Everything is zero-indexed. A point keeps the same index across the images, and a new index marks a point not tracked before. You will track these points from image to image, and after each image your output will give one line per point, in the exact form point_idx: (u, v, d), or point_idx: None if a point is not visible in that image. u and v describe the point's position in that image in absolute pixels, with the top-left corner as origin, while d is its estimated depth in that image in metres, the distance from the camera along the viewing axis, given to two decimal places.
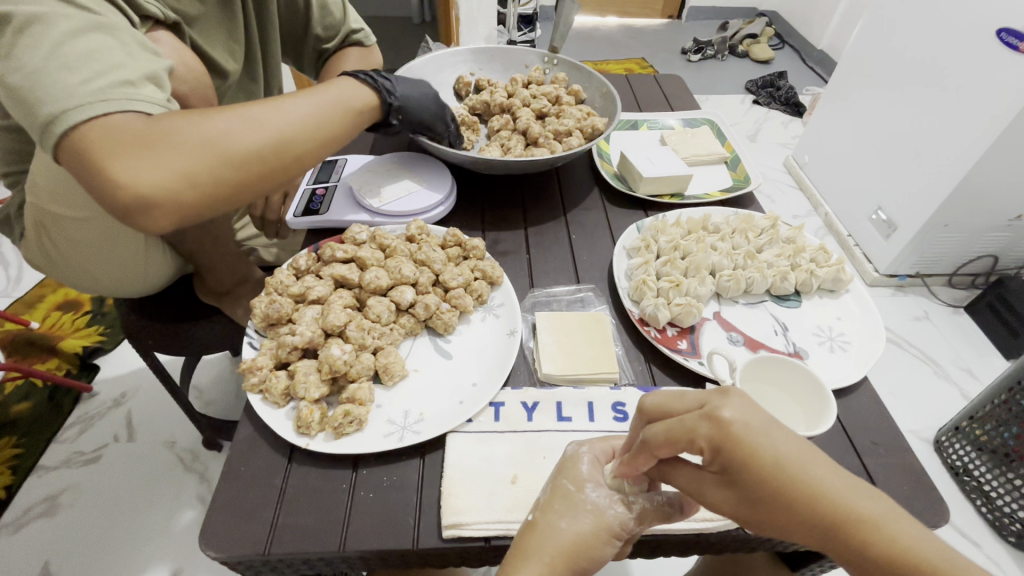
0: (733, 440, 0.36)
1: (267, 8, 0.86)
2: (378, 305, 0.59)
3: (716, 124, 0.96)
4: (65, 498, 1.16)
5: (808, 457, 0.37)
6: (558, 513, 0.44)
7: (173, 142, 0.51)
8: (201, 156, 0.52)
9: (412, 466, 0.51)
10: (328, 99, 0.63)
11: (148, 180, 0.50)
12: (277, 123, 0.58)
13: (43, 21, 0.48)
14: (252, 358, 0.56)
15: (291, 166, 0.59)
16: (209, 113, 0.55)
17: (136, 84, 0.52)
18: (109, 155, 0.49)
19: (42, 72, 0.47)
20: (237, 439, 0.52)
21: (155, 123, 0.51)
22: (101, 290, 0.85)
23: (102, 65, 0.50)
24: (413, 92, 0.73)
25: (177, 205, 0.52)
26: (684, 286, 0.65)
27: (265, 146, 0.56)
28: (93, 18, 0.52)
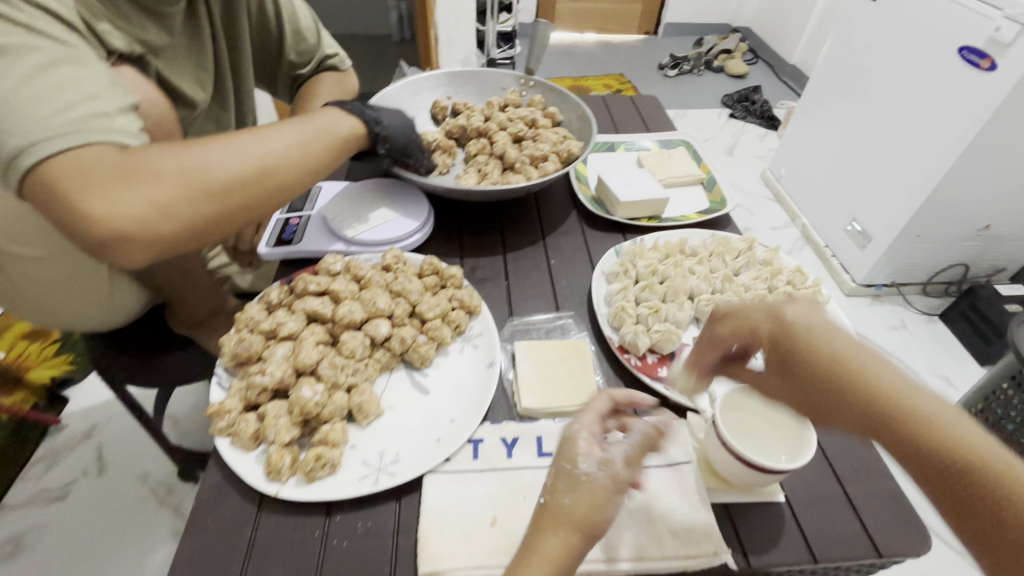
0: (790, 330, 0.44)
1: (238, 35, 0.85)
2: (352, 340, 0.58)
3: (692, 144, 0.97)
4: (32, 538, 1.12)
5: (868, 360, 0.40)
6: (557, 491, 0.44)
7: (149, 174, 0.50)
8: (181, 186, 0.51)
9: (388, 511, 0.49)
10: (314, 127, 0.62)
11: (121, 213, 0.48)
12: (260, 153, 0.56)
13: (9, 54, 0.46)
14: (219, 401, 0.53)
15: (272, 196, 0.58)
16: (188, 144, 0.53)
17: (110, 116, 0.51)
18: (80, 190, 0.47)
19: (8, 102, 0.45)
20: (204, 488, 0.50)
21: (129, 156, 0.49)
22: (64, 326, 0.83)
23: (75, 97, 0.48)
24: (397, 120, 0.72)
25: (153, 238, 0.50)
26: (663, 312, 0.65)
27: (248, 175, 0.55)
28: (63, 51, 0.50)
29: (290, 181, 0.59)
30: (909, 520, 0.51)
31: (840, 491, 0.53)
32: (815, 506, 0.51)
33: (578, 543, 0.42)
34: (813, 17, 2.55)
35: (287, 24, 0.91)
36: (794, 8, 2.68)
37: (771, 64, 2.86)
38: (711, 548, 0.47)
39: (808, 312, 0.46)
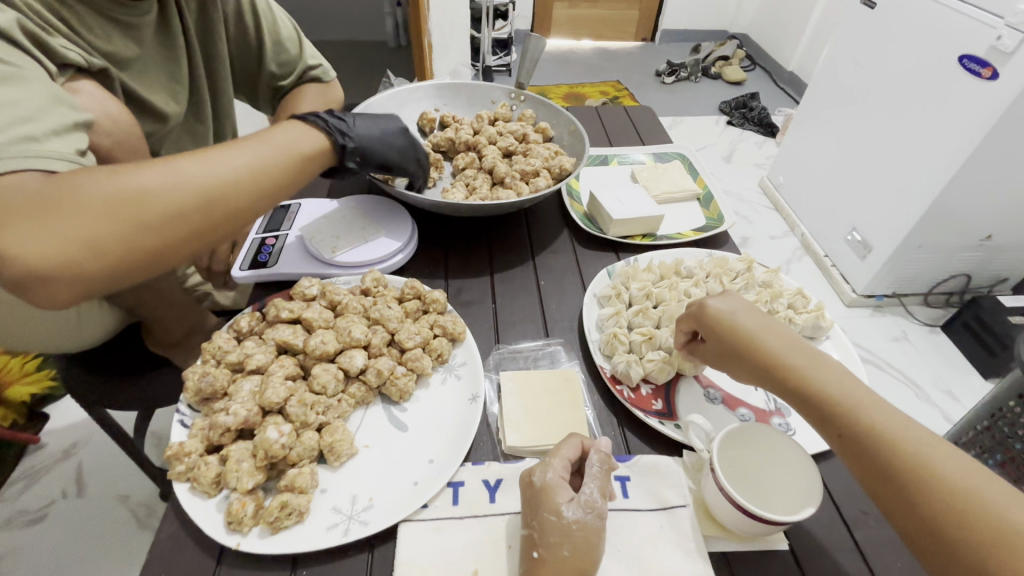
0: (726, 328, 0.51)
1: (215, 46, 0.82)
2: (324, 374, 0.54)
3: (688, 158, 0.94)
4: (5, 563, 1.07)
5: (783, 342, 0.48)
6: (548, 542, 0.43)
7: (78, 205, 0.45)
8: (113, 216, 0.47)
9: (359, 564, 0.45)
10: (268, 147, 0.58)
11: (45, 248, 0.44)
12: (204, 176, 0.52)
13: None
14: (179, 442, 0.49)
15: (222, 220, 0.53)
16: (127, 169, 0.49)
17: (43, 139, 0.47)
18: (1, 225, 0.43)
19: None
20: (159, 539, 0.46)
21: (58, 183, 0.45)
22: (27, 347, 0.80)
23: (5, 119, 0.45)
24: (373, 130, 0.68)
25: (82, 275, 0.46)
26: (658, 338, 0.61)
27: (192, 200, 0.50)
28: (2, 68, 0.47)
29: (241, 204, 0.54)
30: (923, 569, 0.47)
31: (849, 538, 0.49)
32: (822, 555, 0.48)
33: None
34: (810, 24, 2.53)
35: (267, 33, 0.88)
36: (791, 14, 2.66)
37: (769, 70, 2.84)
38: None
39: (731, 304, 0.52)
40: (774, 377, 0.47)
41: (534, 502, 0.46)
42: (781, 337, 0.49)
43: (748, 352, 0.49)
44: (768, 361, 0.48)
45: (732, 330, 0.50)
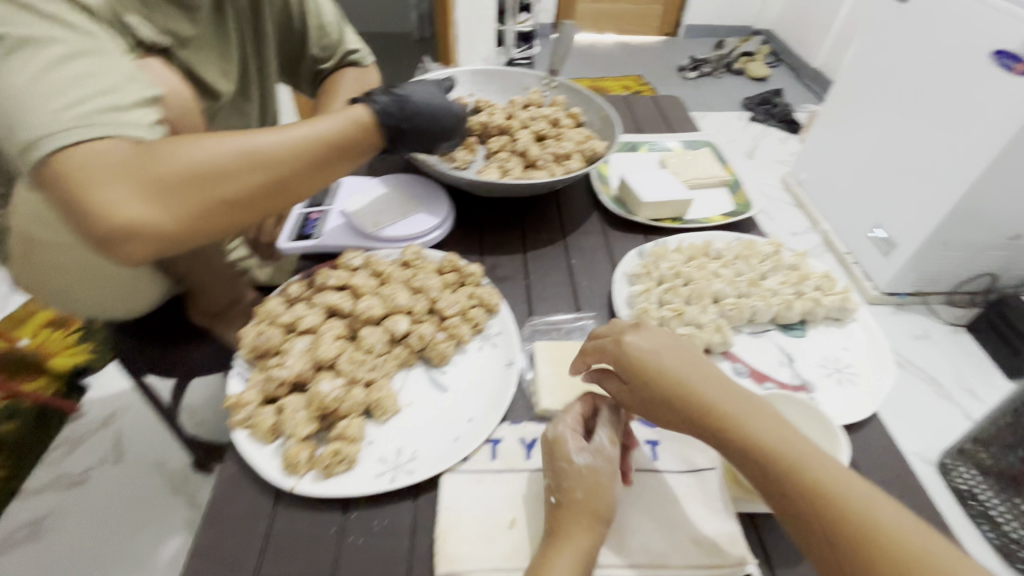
0: (654, 369, 0.48)
1: (263, 29, 0.86)
2: (371, 335, 0.57)
3: (716, 146, 0.96)
4: (50, 522, 1.13)
5: (691, 375, 0.47)
6: (561, 487, 0.47)
7: (158, 177, 0.49)
8: (186, 188, 0.50)
9: (404, 510, 0.49)
10: (330, 130, 0.59)
11: (129, 211, 0.48)
12: (272, 158, 0.55)
13: (30, 45, 0.47)
14: (239, 393, 0.53)
15: (282, 196, 0.57)
16: (199, 141, 0.52)
17: (123, 110, 0.50)
18: (90, 186, 0.47)
19: (24, 95, 0.46)
20: (219, 481, 0.50)
21: (141, 153, 0.49)
22: (87, 312, 0.85)
23: (91, 91, 0.49)
24: (431, 124, 0.67)
25: (159, 239, 0.50)
26: (687, 314, 0.64)
27: (258, 179, 0.54)
28: (85, 42, 0.51)
29: (298, 185, 0.58)
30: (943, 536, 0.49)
31: None
32: None
33: (599, 530, 0.45)
34: (838, 19, 2.50)
35: (311, 18, 0.92)
36: (818, 10, 2.64)
37: (793, 67, 2.82)
38: (736, 558, 0.45)
39: (652, 340, 0.50)
40: (710, 425, 0.45)
41: (550, 455, 0.49)
42: (706, 375, 0.47)
43: (678, 396, 0.46)
44: (703, 404, 0.45)
45: (652, 369, 0.48)
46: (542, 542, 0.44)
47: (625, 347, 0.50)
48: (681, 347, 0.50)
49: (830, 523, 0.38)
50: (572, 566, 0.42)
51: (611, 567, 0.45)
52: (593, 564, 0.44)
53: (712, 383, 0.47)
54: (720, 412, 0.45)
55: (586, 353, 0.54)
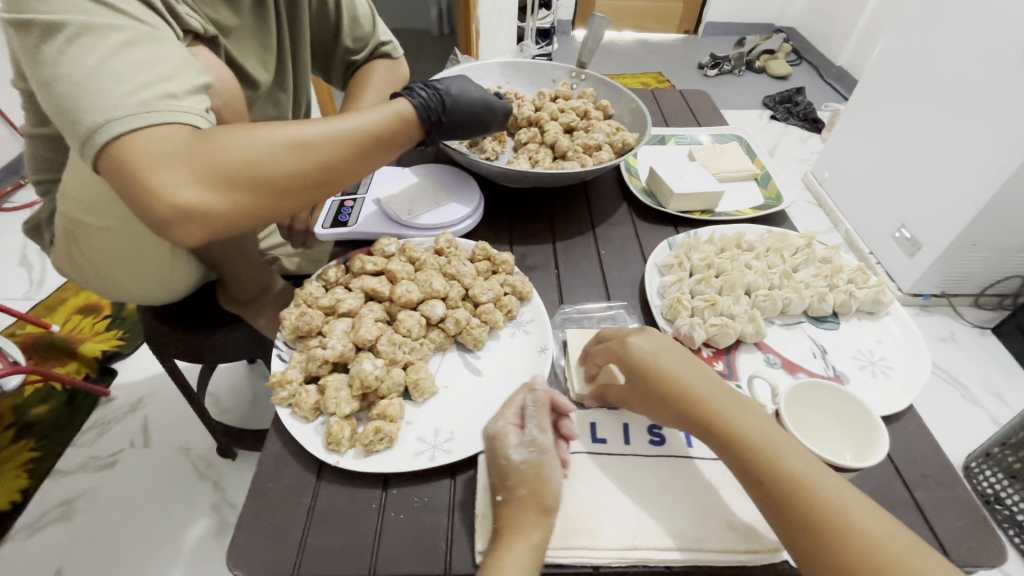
0: (654, 369, 0.51)
1: (299, 20, 0.87)
2: (409, 319, 0.59)
3: (745, 140, 0.96)
4: (81, 502, 1.16)
5: (694, 377, 0.50)
6: (506, 485, 0.46)
7: (210, 162, 0.51)
8: (236, 176, 0.52)
9: (443, 487, 0.49)
10: (375, 122, 0.60)
11: (184, 194, 0.51)
12: (318, 148, 0.56)
13: (94, 33, 0.49)
14: (281, 371, 0.54)
15: (327, 187, 0.58)
16: (250, 130, 0.54)
17: (178, 97, 0.52)
18: (149, 168, 0.49)
19: (89, 83, 0.48)
20: (264, 455, 0.51)
21: (196, 139, 0.51)
22: (126, 296, 0.86)
23: (149, 78, 0.50)
24: (469, 113, 0.69)
25: (211, 222, 0.53)
26: (720, 305, 0.64)
27: (304, 171, 0.55)
28: (143, 30, 0.53)
29: (341, 177, 0.59)
30: (983, 528, 0.49)
31: (909, 497, 0.51)
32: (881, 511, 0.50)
33: (544, 525, 0.44)
34: (863, 17, 2.47)
35: (345, 10, 0.93)
36: (842, 7, 2.60)
37: (815, 65, 2.78)
38: (772, 543, 0.45)
39: (654, 342, 0.53)
40: (702, 423, 0.48)
41: (489, 451, 0.48)
42: (702, 378, 0.50)
43: (675, 394, 0.49)
44: (698, 403, 0.48)
45: (657, 371, 0.50)
46: (491, 540, 0.44)
47: (625, 347, 0.53)
48: (680, 351, 0.52)
49: (802, 521, 0.41)
50: (524, 563, 0.42)
51: (649, 550, 0.45)
52: (543, 556, 0.44)
53: (707, 385, 0.49)
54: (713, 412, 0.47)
55: (593, 354, 0.56)
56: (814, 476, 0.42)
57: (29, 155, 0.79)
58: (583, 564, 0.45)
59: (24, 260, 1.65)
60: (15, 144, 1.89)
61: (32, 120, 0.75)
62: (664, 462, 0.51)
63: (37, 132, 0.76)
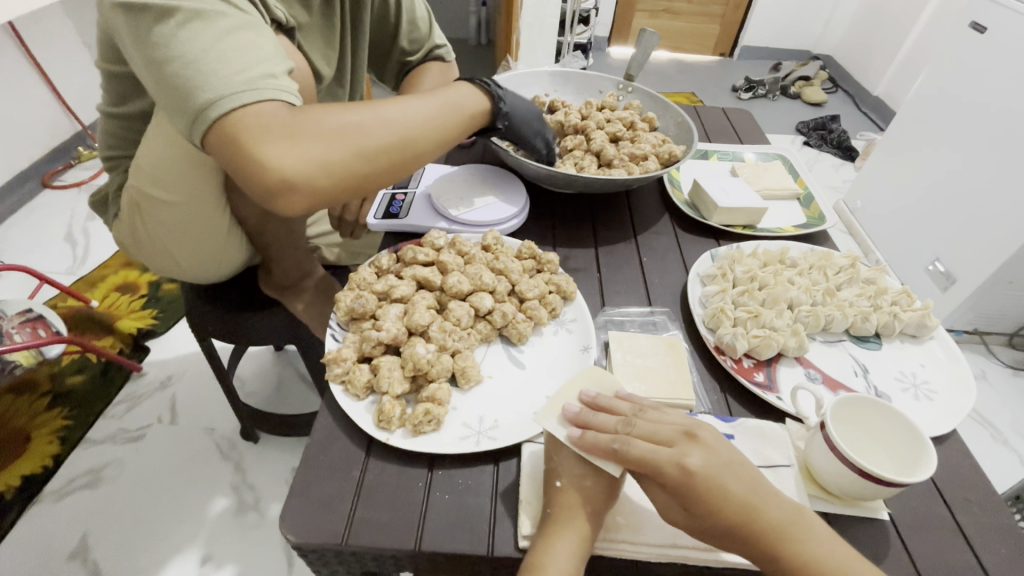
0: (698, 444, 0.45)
1: (361, 19, 0.91)
2: (459, 309, 0.60)
3: (788, 160, 0.96)
4: (108, 472, 1.20)
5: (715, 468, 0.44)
6: (571, 474, 0.47)
7: (313, 133, 0.57)
8: (336, 145, 0.59)
9: (486, 473, 0.51)
10: (448, 102, 0.69)
11: (290, 165, 0.56)
12: (404, 123, 0.64)
13: (203, 17, 0.55)
14: (336, 350, 0.57)
15: (409, 163, 0.65)
16: (342, 108, 0.60)
17: (277, 77, 0.58)
18: (260, 141, 0.55)
19: (201, 62, 0.54)
20: (316, 428, 0.53)
21: (299, 115, 0.57)
22: (178, 272, 0.91)
23: (252, 59, 0.56)
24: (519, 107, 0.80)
25: (312, 193, 0.59)
26: (763, 317, 0.64)
27: (391, 143, 0.62)
28: (242, 16, 0.58)
29: (420, 153, 0.66)
30: None
31: (951, 518, 0.51)
32: (920, 528, 0.50)
33: (596, 519, 0.45)
34: (903, 49, 2.46)
35: (405, 13, 0.97)
36: (883, 38, 2.59)
37: (851, 94, 2.76)
38: None
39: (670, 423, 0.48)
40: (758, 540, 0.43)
41: (555, 441, 0.50)
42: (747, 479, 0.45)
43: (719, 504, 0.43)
44: (753, 519, 0.43)
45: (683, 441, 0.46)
46: (542, 524, 0.45)
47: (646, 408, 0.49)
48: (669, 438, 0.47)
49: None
50: (574, 551, 0.43)
51: (691, 549, 0.45)
52: (592, 548, 0.45)
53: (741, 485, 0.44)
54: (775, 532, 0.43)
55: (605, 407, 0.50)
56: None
57: (102, 131, 0.85)
58: (622, 557, 0.46)
59: (69, 235, 1.71)
60: (70, 126, 1.98)
61: (111, 100, 0.80)
62: None
63: (115, 111, 0.81)
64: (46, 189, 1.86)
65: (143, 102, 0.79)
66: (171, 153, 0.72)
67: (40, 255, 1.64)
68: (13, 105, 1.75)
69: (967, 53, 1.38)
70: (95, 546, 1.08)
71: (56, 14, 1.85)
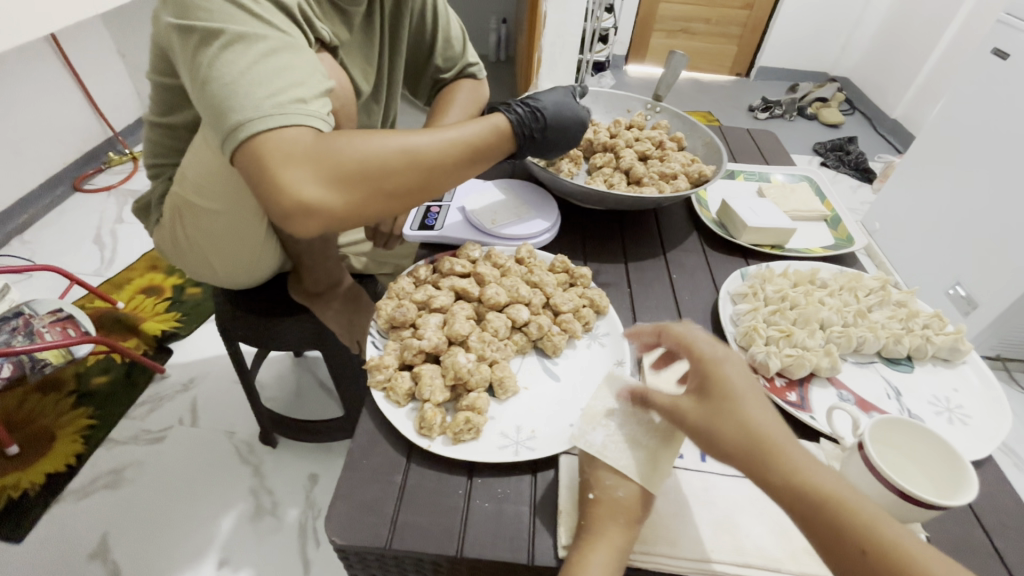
0: (715, 373, 0.47)
1: (398, 37, 0.94)
2: (496, 320, 0.62)
3: (814, 181, 0.97)
4: (130, 473, 1.21)
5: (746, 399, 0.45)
6: (603, 485, 0.48)
7: (333, 160, 0.58)
8: (354, 173, 0.59)
9: (524, 482, 0.51)
10: (473, 131, 0.68)
11: (307, 190, 0.58)
12: (424, 152, 0.64)
13: (244, 41, 0.58)
14: (378, 356, 0.58)
15: (425, 190, 0.66)
16: (367, 136, 0.61)
17: (307, 101, 0.59)
18: (281, 166, 0.56)
19: (237, 85, 0.56)
20: (358, 434, 0.54)
21: (322, 141, 0.58)
22: (214, 277, 0.93)
23: (286, 84, 0.58)
24: (558, 111, 0.76)
25: (327, 217, 0.60)
26: (795, 337, 0.65)
27: (408, 173, 0.62)
28: (283, 39, 0.61)
29: (438, 182, 0.66)
30: None
31: (989, 544, 0.50)
32: (960, 552, 0.50)
33: (633, 532, 0.46)
34: (921, 73, 2.47)
35: (440, 32, 1.00)
36: (902, 62, 2.59)
37: (868, 116, 2.77)
38: None
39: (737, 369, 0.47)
40: (807, 496, 0.40)
41: (590, 456, 0.50)
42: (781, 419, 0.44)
43: (722, 420, 0.44)
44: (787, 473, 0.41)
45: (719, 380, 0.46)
46: (578, 534, 0.46)
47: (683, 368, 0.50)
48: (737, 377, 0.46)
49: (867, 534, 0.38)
50: (609, 563, 0.43)
51: (727, 564, 0.46)
52: (629, 559, 0.45)
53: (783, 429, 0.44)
54: (833, 492, 0.40)
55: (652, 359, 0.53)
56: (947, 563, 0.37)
57: (148, 140, 0.88)
58: (660, 570, 0.46)
59: (97, 238, 1.76)
60: (101, 132, 2.04)
61: (158, 110, 0.84)
62: (742, 481, 0.52)
63: (162, 120, 0.84)
64: (77, 193, 1.91)
65: (189, 114, 0.82)
66: (215, 163, 0.75)
67: (69, 256, 1.68)
68: (50, 111, 1.81)
69: (991, 79, 1.39)
70: (115, 546, 1.10)
71: (94, 25, 1.91)
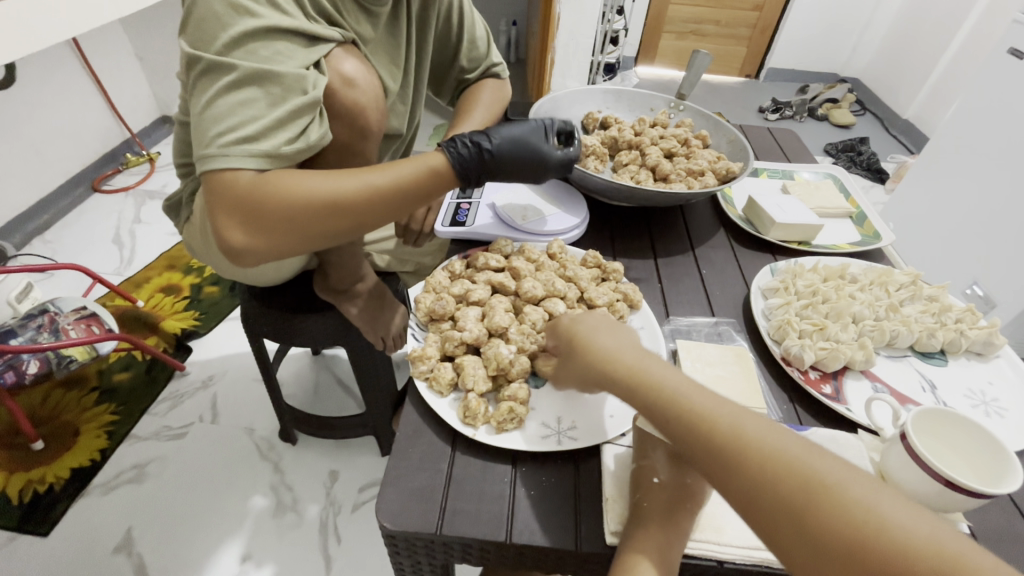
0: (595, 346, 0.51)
1: (425, 38, 0.95)
2: (534, 312, 0.63)
3: (838, 179, 0.98)
4: (153, 468, 1.23)
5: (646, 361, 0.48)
6: (668, 470, 0.48)
7: (261, 210, 0.55)
8: (282, 226, 0.57)
9: (568, 471, 0.52)
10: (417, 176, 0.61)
11: (237, 236, 0.58)
12: (357, 203, 0.58)
13: (217, 70, 0.54)
14: (420, 348, 0.59)
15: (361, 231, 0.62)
16: (300, 182, 0.56)
17: (259, 138, 0.54)
18: (215, 211, 0.56)
19: (200, 120, 0.54)
20: (403, 424, 0.55)
21: (252, 189, 0.55)
22: (239, 274, 0.94)
23: (240, 119, 0.53)
24: (515, 139, 0.65)
25: (261, 257, 0.61)
26: (828, 330, 0.65)
27: (338, 224, 0.59)
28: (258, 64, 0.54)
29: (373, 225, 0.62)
30: None
31: None
32: (1001, 543, 0.50)
33: (689, 519, 0.46)
34: (934, 74, 2.46)
35: (465, 32, 1.01)
36: (914, 63, 2.59)
37: (879, 117, 2.76)
38: None
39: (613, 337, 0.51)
40: (746, 461, 0.40)
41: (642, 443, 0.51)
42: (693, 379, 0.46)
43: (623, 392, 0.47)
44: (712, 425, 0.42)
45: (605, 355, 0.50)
46: (630, 519, 0.46)
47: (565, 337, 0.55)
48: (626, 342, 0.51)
49: (793, 481, 0.38)
50: (662, 549, 0.44)
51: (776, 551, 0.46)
52: (685, 546, 0.46)
53: (683, 381, 0.45)
54: (762, 440, 0.40)
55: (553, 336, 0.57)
56: (847, 474, 0.38)
57: (179, 140, 0.89)
58: (707, 558, 0.47)
59: (116, 237, 1.78)
60: (119, 133, 2.06)
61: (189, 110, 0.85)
62: None
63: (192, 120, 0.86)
64: (96, 193, 1.93)
65: None
66: None
67: (89, 255, 1.70)
68: (70, 113, 1.83)
69: (1008, 78, 1.38)
70: (139, 540, 1.11)
71: (112, 28, 1.93)
